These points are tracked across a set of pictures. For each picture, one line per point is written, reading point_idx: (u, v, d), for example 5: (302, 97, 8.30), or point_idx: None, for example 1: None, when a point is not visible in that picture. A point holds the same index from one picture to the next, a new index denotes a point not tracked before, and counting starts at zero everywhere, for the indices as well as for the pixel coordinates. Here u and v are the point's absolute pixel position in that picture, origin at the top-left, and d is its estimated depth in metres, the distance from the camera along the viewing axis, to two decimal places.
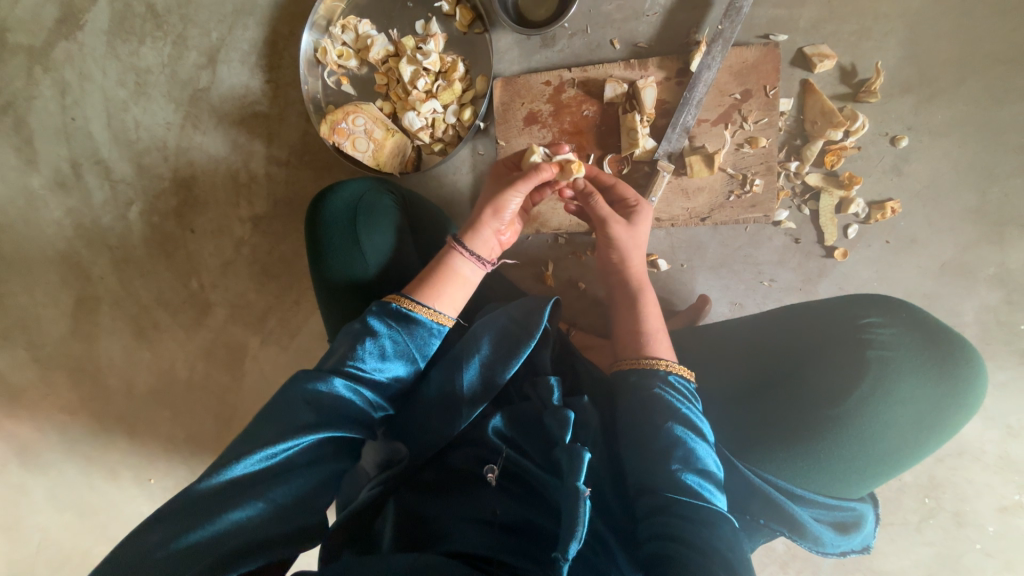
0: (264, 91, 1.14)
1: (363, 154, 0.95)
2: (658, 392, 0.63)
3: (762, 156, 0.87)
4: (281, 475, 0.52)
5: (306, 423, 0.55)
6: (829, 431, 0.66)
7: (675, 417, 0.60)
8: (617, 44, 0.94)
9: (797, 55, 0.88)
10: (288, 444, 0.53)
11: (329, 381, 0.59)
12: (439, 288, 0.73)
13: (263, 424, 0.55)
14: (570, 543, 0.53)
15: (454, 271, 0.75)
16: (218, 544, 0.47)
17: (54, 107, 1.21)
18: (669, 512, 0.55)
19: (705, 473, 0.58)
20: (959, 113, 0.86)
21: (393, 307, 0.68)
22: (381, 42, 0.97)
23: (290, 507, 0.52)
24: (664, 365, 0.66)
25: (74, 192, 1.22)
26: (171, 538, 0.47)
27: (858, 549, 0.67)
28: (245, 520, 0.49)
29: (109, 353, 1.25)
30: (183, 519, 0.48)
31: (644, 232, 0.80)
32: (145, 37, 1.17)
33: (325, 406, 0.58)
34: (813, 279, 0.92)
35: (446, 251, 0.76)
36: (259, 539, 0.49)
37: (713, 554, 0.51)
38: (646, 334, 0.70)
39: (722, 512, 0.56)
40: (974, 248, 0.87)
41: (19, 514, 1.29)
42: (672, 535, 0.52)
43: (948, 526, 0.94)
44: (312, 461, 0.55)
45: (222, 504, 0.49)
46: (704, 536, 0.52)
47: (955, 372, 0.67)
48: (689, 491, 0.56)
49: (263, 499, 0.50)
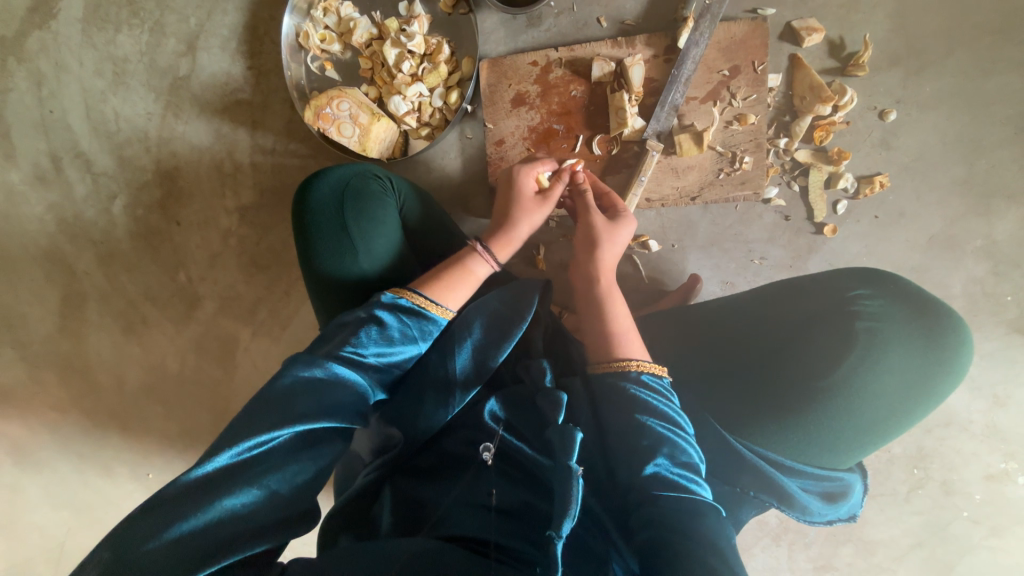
0: (246, 78, 1.12)
1: (348, 140, 0.93)
2: (631, 391, 0.63)
3: (751, 133, 0.87)
4: (272, 461, 0.52)
5: (306, 412, 0.55)
6: (819, 403, 0.67)
7: (651, 413, 0.61)
8: (604, 22, 0.93)
9: (785, 30, 0.87)
10: (282, 431, 0.53)
11: (329, 368, 0.60)
12: (456, 291, 0.74)
13: (252, 412, 0.54)
14: (563, 520, 0.53)
15: (471, 275, 0.76)
16: (213, 531, 0.47)
17: (31, 99, 1.18)
18: (657, 504, 0.55)
19: (688, 466, 0.59)
20: (947, 85, 0.85)
21: (402, 302, 0.69)
22: (364, 25, 0.95)
23: (285, 493, 0.52)
24: (636, 365, 0.65)
25: (55, 186, 1.20)
26: (165, 527, 0.46)
27: (845, 518, 0.68)
28: (241, 505, 0.49)
29: (99, 349, 1.24)
30: (176, 507, 0.47)
31: (624, 236, 0.80)
32: (121, 24, 1.14)
33: (325, 391, 0.58)
34: (803, 256, 0.92)
35: (467, 257, 0.77)
36: (258, 525, 0.49)
37: (707, 541, 0.52)
38: (618, 334, 0.70)
39: (707, 503, 0.57)
40: (961, 221, 0.88)
41: (14, 512, 1.28)
42: (669, 524, 0.53)
43: (936, 495, 0.96)
44: (305, 446, 0.55)
45: (217, 491, 0.48)
46: (697, 524, 0.53)
47: (941, 341, 0.67)
48: (673, 484, 0.57)
49: (258, 486, 0.51)
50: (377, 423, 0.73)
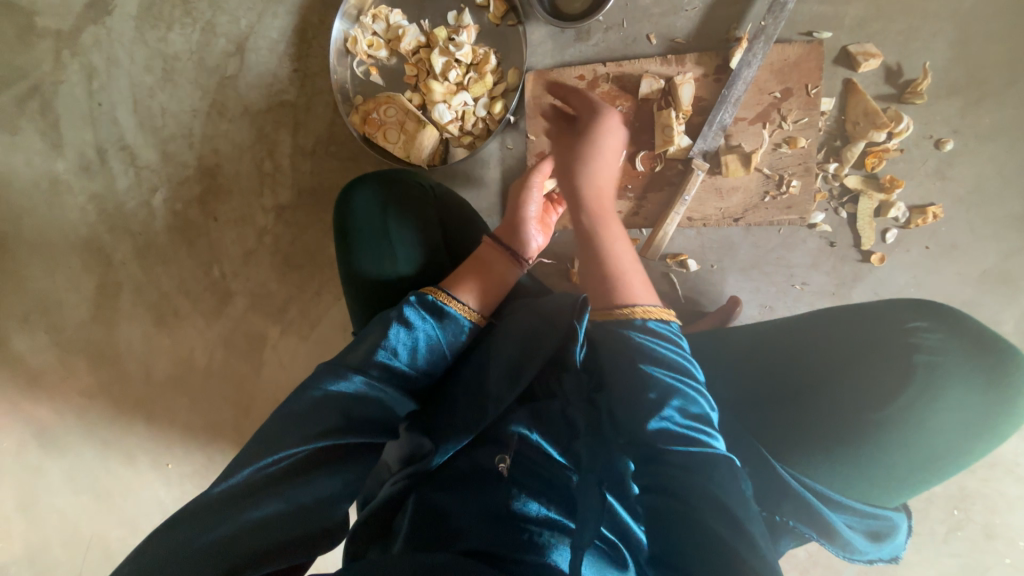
0: (291, 80, 1.13)
1: (393, 146, 0.94)
2: (629, 334, 0.64)
3: (801, 156, 0.85)
4: (297, 474, 0.52)
5: (332, 426, 0.56)
6: (872, 436, 0.64)
7: (652, 360, 0.61)
8: (654, 39, 0.92)
9: (841, 54, 0.85)
10: (304, 445, 0.54)
11: (353, 378, 0.60)
12: (471, 282, 0.74)
13: (279, 426, 0.56)
14: (591, 531, 0.54)
15: (487, 266, 0.76)
16: (238, 544, 0.47)
17: (81, 92, 1.21)
18: (666, 460, 0.54)
19: (698, 419, 0.57)
20: (1008, 117, 0.83)
21: (429, 300, 0.69)
22: (412, 33, 0.96)
23: (310, 507, 0.51)
24: (637, 311, 0.66)
25: (99, 177, 1.23)
26: (193, 536, 0.47)
27: (887, 558, 0.66)
28: (265, 519, 0.49)
29: (129, 338, 1.26)
30: (205, 518, 0.48)
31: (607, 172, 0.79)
32: (173, 23, 1.17)
33: (352, 404, 0.58)
34: (847, 283, 0.90)
35: (482, 247, 0.78)
36: (280, 540, 0.48)
37: (716, 507, 0.50)
38: (613, 275, 0.70)
39: (722, 454, 0.55)
40: (1017, 255, 0.85)
41: (37, 494, 1.30)
42: (672, 492, 0.52)
43: (976, 538, 0.93)
44: (329, 460, 0.54)
45: (243, 503, 0.49)
46: (705, 487, 0.51)
47: (1010, 381, 0.64)
48: (681, 439, 0.55)
49: (283, 499, 0.51)
50: (407, 432, 0.73)
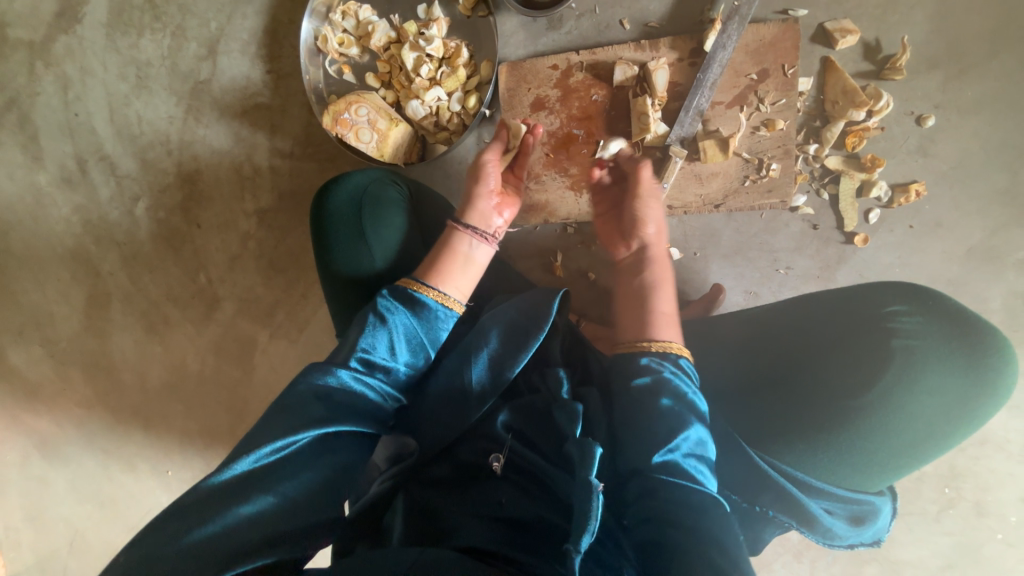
0: (265, 82, 1.12)
1: (366, 146, 0.92)
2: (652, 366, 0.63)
3: (779, 139, 0.84)
4: (288, 467, 0.52)
5: (319, 416, 0.56)
6: (851, 423, 0.64)
7: (675, 397, 0.60)
8: (627, 24, 0.90)
9: (817, 32, 0.84)
10: (300, 436, 0.54)
11: (337, 374, 0.60)
12: (443, 267, 0.74)
13: (273, 418, 0.56)
14: (582, 535, 0.51)
15: (457, 250, 0.76)
16: (228, 539, 0.46)
17: (58, 103, 1.20)
18: (659, 496, 0.54)
19: (702, 458, 0.58)
20: (990, 90, 0.81)
21: (404, 290, 0.70)
22: (382, 28, 0.94)
23: (300, 501, 0.51)
24: (675, 348, 0.65)
25: (80, 188, 1.22)
26: (181, 534, 0.46)
27: (868, 542, 0.66)
28: (255, 513, 0.48)
29: (122, 348, 1.26)
30: (194, 513, 0.47)
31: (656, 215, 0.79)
32: (144, 28, 1.15)
33: (336, 398, 0.59)
34: (831, 266, 0.88)
35: (447, 231, 0.78)
36: (270, 535, 0.48)
37: (711, 537, 0.51)
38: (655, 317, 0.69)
39: (712, 496, 0.56)
40: (1003, 231, 0.84)
41: (40, 506, 1.32)
42: (668, 519, 0.52)
43: (968, 516, 0.92)
44: (320, 452, 0.54)
45: (232, 497, 0.49)
46: (699, 520, 0.52)
47: (985, 362, 0.64)
48: (685, 473, 0.56)
49: (273, 493, 0.50)
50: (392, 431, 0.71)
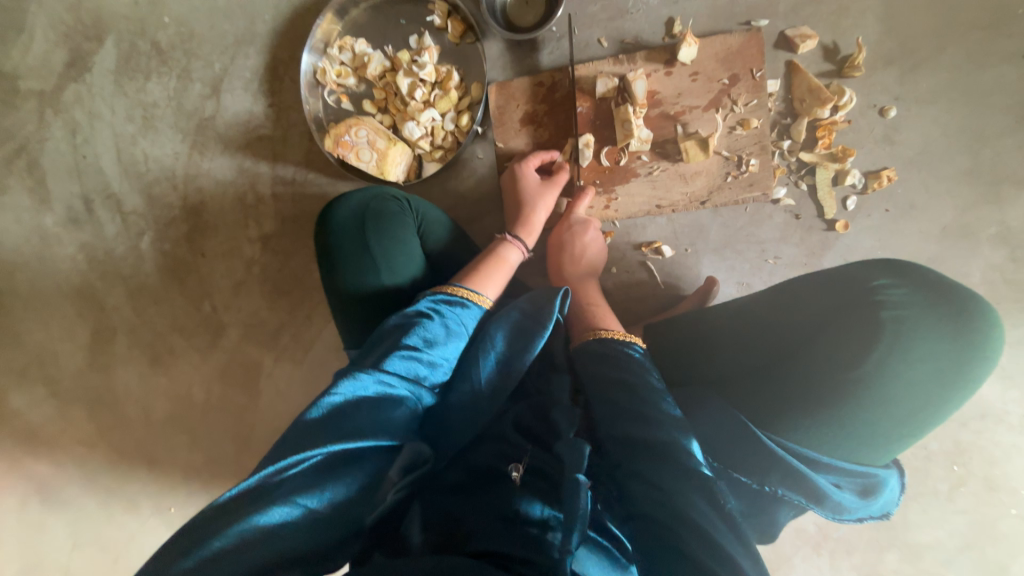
0: (267, 115, 1.18)
1: (367, 165, 0.97)
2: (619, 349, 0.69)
3: (755, 136, 0.89)
4: (302, 481, 0.52)
5: (334, 432, 0.55)
6: (851, 395, 0.66)
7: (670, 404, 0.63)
8: (605, 42, 0.98)
9: (780, 38, 0.91)
10: (314, 452, 0.53)
11: (359, 384, 0.61)
12: (490, 278, 0.81)
13: (294, 433, 0.56)
14: (572, 533, 0.52)
15: (503, 260, 0.84)
16: (244, 552, 0.47)
17: (66, 147, 1.25)
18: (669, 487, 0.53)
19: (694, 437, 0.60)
20: (943, 80, 0.88)
21: (439, 298, 0.74)
22: (377, 58, 1.01)
23: (317, 517, 0.51)
24: (615, 335, 0.72)
25: (86, 227, 1.25)
26: (198, 546, 0.47)
27: (877, 515, 0.68)
28: (270, 528, 0.49)
29: (125, 382, 1.26)
30: (211, 526, 0.48)
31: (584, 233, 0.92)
32: (151, 73, 1.22)
33: (352, 414, 0.57)
34: (817, 252, 0.93)
35: (495, 245, 0.86)
36: (289, 551, 0.48)
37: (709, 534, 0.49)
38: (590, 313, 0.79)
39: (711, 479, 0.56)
40: (974, 209, 0.88)
41: (38, 554, 1.28)
42: (667, 516, 0.51)
43: (979, 492, 0.93)
44: (336, 468, 0.53)
45: (247, 509, 0.49)
46: (711, 517, 0.51)
47: (971, 325, 0.67)
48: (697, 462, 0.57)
49: (289, 507, 0.50)
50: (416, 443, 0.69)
